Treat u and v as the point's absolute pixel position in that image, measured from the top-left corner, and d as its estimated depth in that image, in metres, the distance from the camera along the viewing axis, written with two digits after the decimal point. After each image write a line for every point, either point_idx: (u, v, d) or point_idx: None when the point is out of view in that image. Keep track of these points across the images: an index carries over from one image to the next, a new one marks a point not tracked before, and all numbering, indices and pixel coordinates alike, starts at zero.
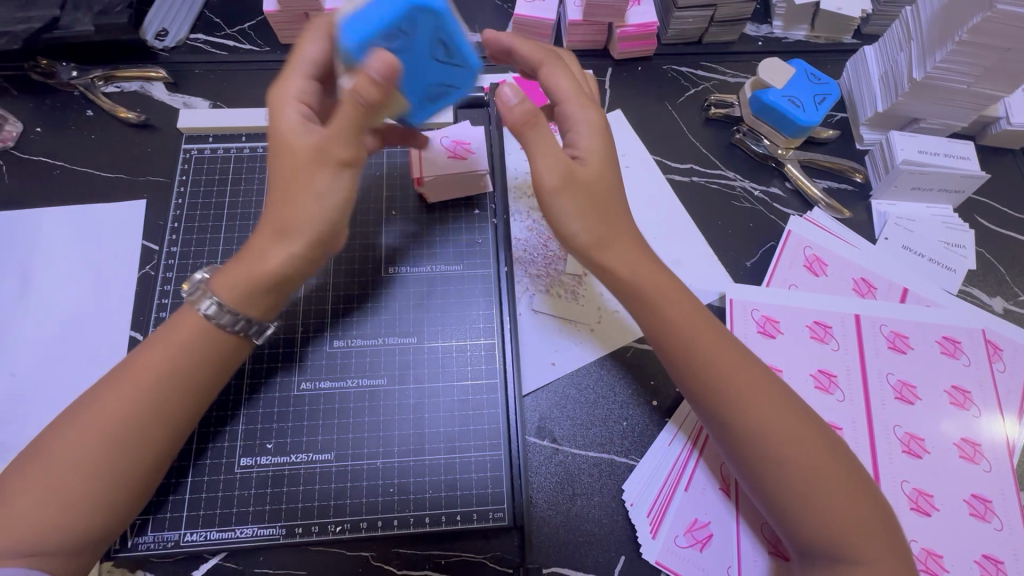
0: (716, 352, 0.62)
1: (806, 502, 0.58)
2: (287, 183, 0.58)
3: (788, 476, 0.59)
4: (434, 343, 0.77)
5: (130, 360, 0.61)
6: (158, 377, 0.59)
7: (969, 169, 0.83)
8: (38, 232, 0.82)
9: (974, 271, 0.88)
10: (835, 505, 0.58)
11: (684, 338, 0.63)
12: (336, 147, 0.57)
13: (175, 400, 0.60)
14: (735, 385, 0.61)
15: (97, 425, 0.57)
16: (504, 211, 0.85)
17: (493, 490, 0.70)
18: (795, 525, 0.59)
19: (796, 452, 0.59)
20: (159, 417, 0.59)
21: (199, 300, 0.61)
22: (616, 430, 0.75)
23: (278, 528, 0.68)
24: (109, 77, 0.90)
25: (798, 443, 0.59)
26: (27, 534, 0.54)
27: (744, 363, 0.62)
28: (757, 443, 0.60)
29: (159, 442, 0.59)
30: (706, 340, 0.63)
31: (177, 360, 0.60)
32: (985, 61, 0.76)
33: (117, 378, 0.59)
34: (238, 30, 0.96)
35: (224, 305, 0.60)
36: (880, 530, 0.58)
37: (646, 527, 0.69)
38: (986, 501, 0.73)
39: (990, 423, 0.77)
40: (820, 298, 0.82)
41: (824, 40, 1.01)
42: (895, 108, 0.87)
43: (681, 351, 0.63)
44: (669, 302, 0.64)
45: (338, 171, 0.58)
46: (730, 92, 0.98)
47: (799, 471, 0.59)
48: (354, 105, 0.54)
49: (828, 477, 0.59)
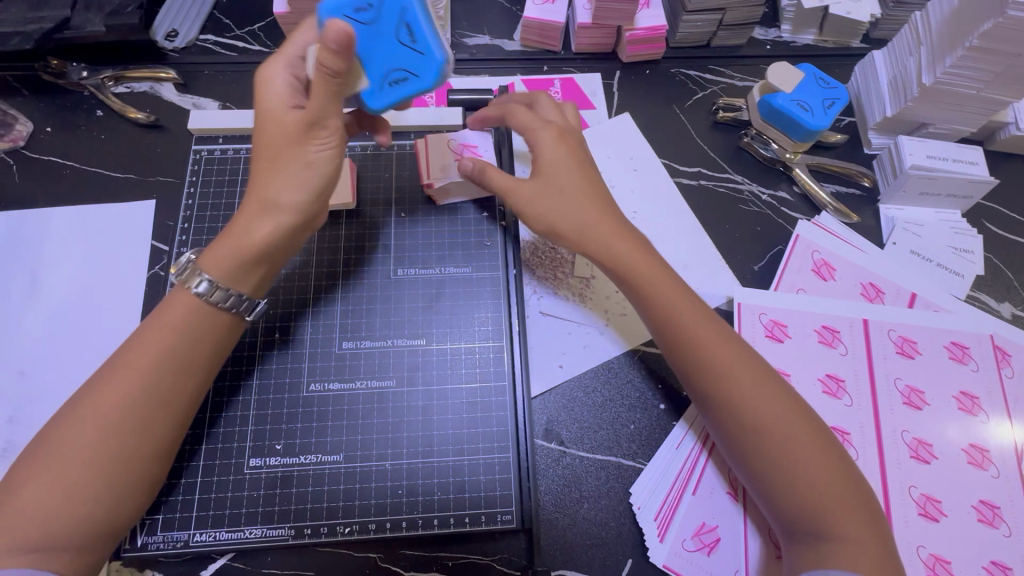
0: (706, 330, 0.66)
1: (787, 476, 0.60)
2: (277, 156, 0.63)
3: (770, 449, 0.61)
4: (442, 345, 0.77)
5: (125, 347, 0.62)
6: (157, 364, 0.60)
7: (978, 174, 0.83)
8: (48, 232, 0.82)
9: (982, 277, 0.87)
10: (816, 480, 0.60)
11: (674, 316, 0.67)
12: (323, 125, 0.63)
13: (176, 390, 0.61)
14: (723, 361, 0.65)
15: (98, 413, 0.58)
16: (513, 214, 0.85)
17: (501, 492, 0.71)
18: (778, 501, 0.61)
19: (781, 429, 0.62)
20: (164, 409, 0.60)
21: (188, 280, 0.63)
22: (624, 433, 0.75)
23: (286, 530, 0.68)
24: (119, 77, 0.90)
25: (781, 419, 0.62)
26: (33, 529, 0.54)
27: (732, 342, 0.66)
28: (739, 415, 0.63)
29: (165, 434, 0.61)
30: (695, 318, 0.67)
31: (176, 347, 0.61)
32: (995, 67, 0.76)
33: (116, 367, 0.60)
34: (248, 32, 0.96)
35: (214, 280, 0.63)
36: (861, 510, 0.59)
37: (654, 530, 0.69)
38: (994, 507, 0.73)
39: (998, 429, 0.77)
40: (828, 303, 0.82)
41: (833, 44, 1.01)
42: (904, 114, 0.87)
43: (672, 327, 0.67)
44: (661, 284, 0.68)
45: (323, 148, 0.64)
46: (738, 95, 0.98)
47: (780, 444, 0.61)
48: (325, 78, 0.58)
49: (809, 452, 0.61)
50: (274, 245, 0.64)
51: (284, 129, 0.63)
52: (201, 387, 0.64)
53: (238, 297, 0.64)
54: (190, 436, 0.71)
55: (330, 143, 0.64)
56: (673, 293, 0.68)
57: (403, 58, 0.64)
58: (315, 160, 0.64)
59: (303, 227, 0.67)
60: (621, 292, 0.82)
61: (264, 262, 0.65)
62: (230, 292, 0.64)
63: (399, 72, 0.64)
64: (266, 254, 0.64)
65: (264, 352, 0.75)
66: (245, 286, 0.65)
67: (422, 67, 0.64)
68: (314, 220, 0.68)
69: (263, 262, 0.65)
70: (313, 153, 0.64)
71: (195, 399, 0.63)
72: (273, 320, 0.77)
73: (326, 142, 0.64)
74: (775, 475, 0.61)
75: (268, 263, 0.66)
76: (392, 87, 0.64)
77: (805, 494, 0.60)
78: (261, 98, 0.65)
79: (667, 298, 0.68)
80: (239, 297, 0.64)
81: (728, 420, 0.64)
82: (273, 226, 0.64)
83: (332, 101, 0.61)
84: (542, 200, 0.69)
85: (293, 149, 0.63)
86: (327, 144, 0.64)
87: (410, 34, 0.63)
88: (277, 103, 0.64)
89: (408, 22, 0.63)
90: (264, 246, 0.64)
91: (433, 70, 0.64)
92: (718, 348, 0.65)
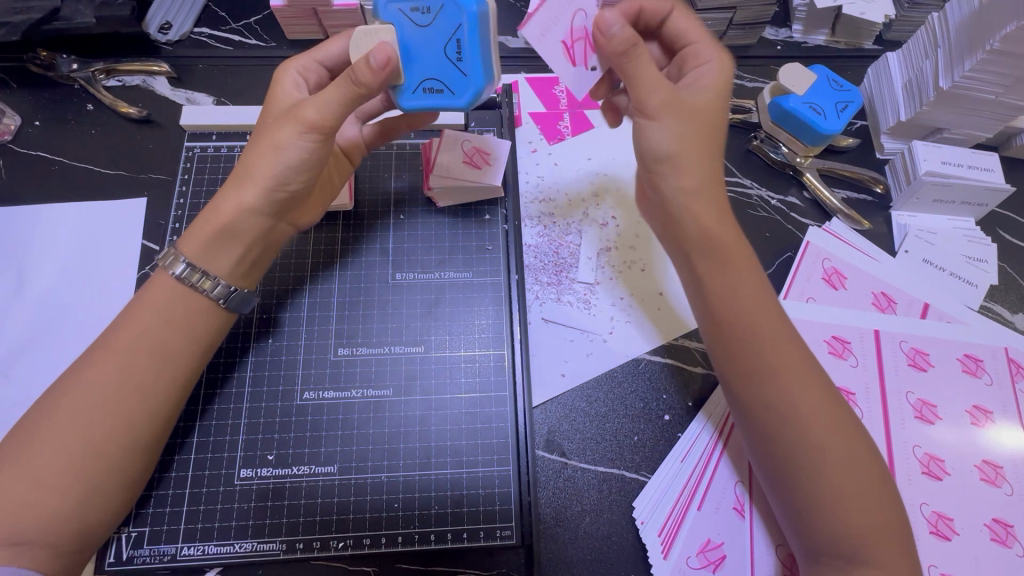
0: (765, 328, 0.61)
1: (828, 493, 0.57)
2: (261, 140, 0.63)
3: (815, 462, 0.57)
4: (441, 353, 0.75)
5: (105, 337, 0.61)
6: (134, 355, 0.59)
7: (994, 181, 0.80)
8: (34, 230, 0.80)
9: (996, 287, 0.85)
10: (857, 502, 0.57)
11: (734, 306, 0.62)
12: (304, 110, 0.61)
13: (157, 387, 0.60)
14: (784, 362, 0.60)
15: (77, 403, 0.57)
16: (516, 217, 0.83)
17: (500, 506, 0.68)
18: (807, 517, 0.58)
19: (831, 443, 0.58)
20: (141, 404, 0.59)
21: (171, 267, 0.62)
22: (627, 445, 0.72)
23: (278, 544, 0.65)
24: (111, 71, 0.87)
25: (834, 431, 0.58)
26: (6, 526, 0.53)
27: (791, 342, 0.61)
28: (792, 428, 0.58)
29: (142, 432, 0.59)
30: (756, 314, 0.61)
31: (150, 336, 0.60)
32: (1014, 72, 0.74)
33: (98, 356, 0.59)
34: (243, 25, 0.93)
35: (193, 264, 0.62)
36: (896, 536, 0.57)
37: (658, 547, 0.67)
38: (1008, 526, 0.71)
39: (1012, 445, 0.74)
40: (837, 313, 0.80)
41: (845, 45, 0.98)
42: (919, 118, 0.84)
43: (730, 317, 0.62)
44: (724, 266, 0.63)
45: (300, 134, 0.61)
46: (748, 97, 0.95)
47: (827, 458, 0.57)
48: (350, 80, 0.58)
49: (855, 470, 0.57)
50: (242, 224, 0.63)
51: (276, 118, 0.64)
52: (188, 380, 0.63)
53: (224, 286, 0.63)
54: (178, 444, 0.68)
55: (314, 134, 0.62)
56: (745, 283, 0.62)
57: (443, 71, 0.61)
58: (287, 144, 0.62)
59: (280, 213, 0.66)
60: (624, 299, 0.80)
61: (235, 239, 0.64)
62: (218, 280, 0.63)
63: (434, 82, 0.62)
64: (232, 233, 0.63)
65: (255, 358, 0.73)
66: (221, 269, 0.64)
67: (458, 86, 0.61)
68: (291, 208, 0.67)
69: (237, 241, 0.64)
70: (286, 136, 0.61)
71: (177, 396, 0.62)
72: (265, 324, 0.74)
73: (308, 136, 0.62)
74: (814, 492, 0.57)
75: (240, 243, 0.64)
76: (424, 95, 0.62)
77: (844, 514, 0.56)
78: (273, 91, 0.67)
79: (739, 278, 0.62)
80: (223, 286, 0.63)
81: (781, 428, 0.58)
82: (239, 201, 0.63)
83: (337, 103, 0.60)
84: (685, 117, 0.61)
85: (272, 132, 0.62)
86: (308, 136, 0.61)
87: (458, 52, 0.60)
88: (288, 96, 0.67)
89: (461, 39, 0.60)
90: (231, 220, 0.63)
91: (469, 94, 0.62)
92: (780, 345, 0.60)
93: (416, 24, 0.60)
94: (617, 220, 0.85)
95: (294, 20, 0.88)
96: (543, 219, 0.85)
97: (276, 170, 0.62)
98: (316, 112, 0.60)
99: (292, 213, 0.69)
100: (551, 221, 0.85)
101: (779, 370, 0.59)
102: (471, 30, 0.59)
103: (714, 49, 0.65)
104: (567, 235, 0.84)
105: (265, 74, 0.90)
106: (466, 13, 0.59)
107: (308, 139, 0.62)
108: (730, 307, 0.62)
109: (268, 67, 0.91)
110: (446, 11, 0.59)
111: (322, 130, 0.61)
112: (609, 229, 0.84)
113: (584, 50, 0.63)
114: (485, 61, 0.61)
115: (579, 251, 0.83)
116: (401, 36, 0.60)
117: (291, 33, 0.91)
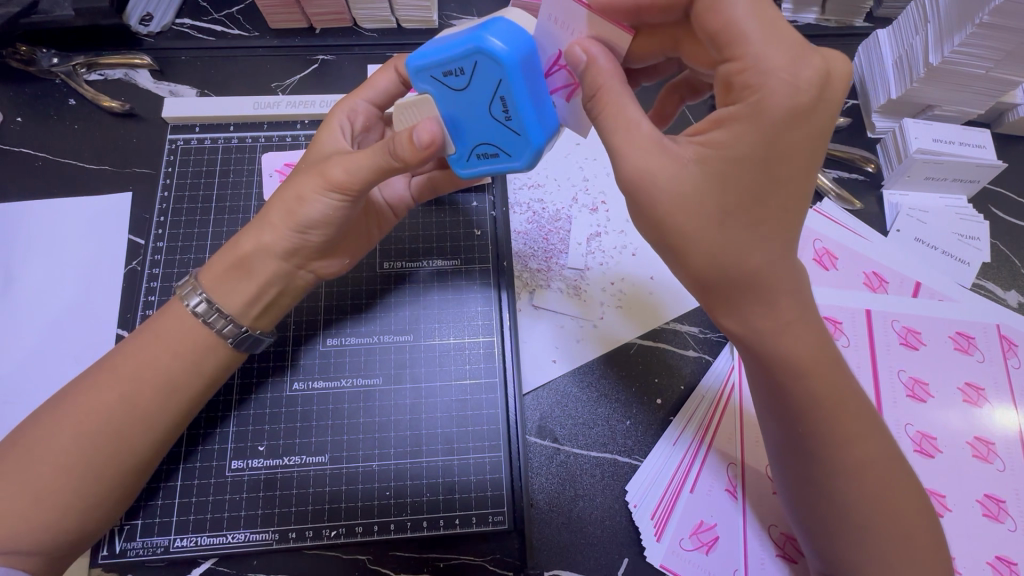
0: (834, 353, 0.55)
1: (867, 530, 0.55)
2: (285, 187, 0.61)
3: (868, 517, 0.55)
4: (431, 341, 0.75)
5: (111, 355, 0.61)
6: (132, 365, 0.59)
7: (986, 158, 0.79)
8: (19, 227, 0.79)
9: (988, 264, 0.84)
10: (900, 550, 0.55)
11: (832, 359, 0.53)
12: (335, 169, 0.58)
13: (157, 400, 0.59)
14: (845, 418, 0.55)
15: (70, 412, 0.57)
16: (504, 203, 0.82)
17: (493, 492, 0.68)
18: (833, 550, 0.57)
19: (881, 497, 0.55)
20: (143, 419, 0.59)
21: (188, 296, 0.62)
22: (619, 429, 0.72)
23: (271, 534, 0.66)
24: (92, 64, 0.86)
25: (886, 479, 0.56)
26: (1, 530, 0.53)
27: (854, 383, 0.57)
28: (846, 434, 0.55)
29: (136, 443, 0.59)
30: None
31: (145, 353, 0.60)
32: (1005, 45, 0.73)
33: (97, 372, 0.59)
34: (227, 15, 0.92)
35: (212, 302, 0.61)
36: (925, 557, 0.55)
37: (651, 530, 0.67)
38: (1000, 502, 0.71)
39: (1002, 419, 0.75)
40: (831, 294, 0.80)
41: (835, 23, 0.96)
42: (909, 96, 0.83)
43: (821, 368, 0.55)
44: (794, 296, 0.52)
45: (326, 194, 0.59)
46: (840, 146, 0.88)
47: (871, 507, 0.55)
48: (388, 151, 0.55)
49: (908, 521, 0.55)
50: (257, 261, 0.61)
51: (310, 165, 0.62)
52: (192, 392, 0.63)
53: (234, 325, 0.62)
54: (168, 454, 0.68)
55: (338, 194, 0.59)
56: None
57: (495, 135, 0.53)
58: (310, 200, 0.60)
59: (297, 259, 0.63)
60: (615, 284, 0.80)
61: (248, 275, 0.62)
62: (229, 319, 0.62)
63: (487, 146, 0.54)
64: (247, 268, 0.62)
65: (246, 365, 0.72)
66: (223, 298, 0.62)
67: (515, 148, 0.53)
68: (317, 257, 0.65)
69: (249, 278, 0.62)
70: (309, 191, 0.59)
71: (185, 411, 0.62)
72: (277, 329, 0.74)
73: (332, 193, 0.59)
74: (853, 547, 0.56)
75: (251, 279, 0.62)
76: (480, 161, 0.56)
77: (884, 561, 0.55)
78: (320, 129, 0.66)
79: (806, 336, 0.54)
80: (233, 325, 0.62)
81: (841, 429, 0.55)
82: (251, 236, 0.61)
83: (373, 170, 0.57)
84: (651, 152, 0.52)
85: (297, 183, 0.60)
86: (331, 194, 0.59)
87: (505, 110, 0.51)
88: (330, 138, 0.64)
89: (505, 96, 0.50)
90: (247, 255, 0.61)
91: (526, 154, 0.53)
92: (851, 399, 0.56)
93: (455, 90, 0.52)
94: (607, 207, 0.84)
95: (276, 9, 0.87)
96: (531, 206, 0.84)
97: (297, 219, 0.60)
98: (344, 173, 0.58)
99: (316, 261, 0.66)
100: (541, 206, 0.84)
101: (855, 422, 0.56)
102: (513, 82, 0.49)
103: (774, 41, 0.46)
104: (556, 222, 0.83)
105: (247, 66, 0.89)
106: (502, 65, 0.48)
107: (330, 197, 0.59)
108: (789, 370, 0.54)
109: (250, 58, 0.90)
110: (482, 68, 0.49)
111: (346, 191, 0.59)
112: (599, 215, 0.84)
113: (564, 78, 0.54)
114: (539, 112, 0.52)
115: (568, 237, 0.82)
116: (440, 105, 0.53)
117: (274, 22, 0.90)
